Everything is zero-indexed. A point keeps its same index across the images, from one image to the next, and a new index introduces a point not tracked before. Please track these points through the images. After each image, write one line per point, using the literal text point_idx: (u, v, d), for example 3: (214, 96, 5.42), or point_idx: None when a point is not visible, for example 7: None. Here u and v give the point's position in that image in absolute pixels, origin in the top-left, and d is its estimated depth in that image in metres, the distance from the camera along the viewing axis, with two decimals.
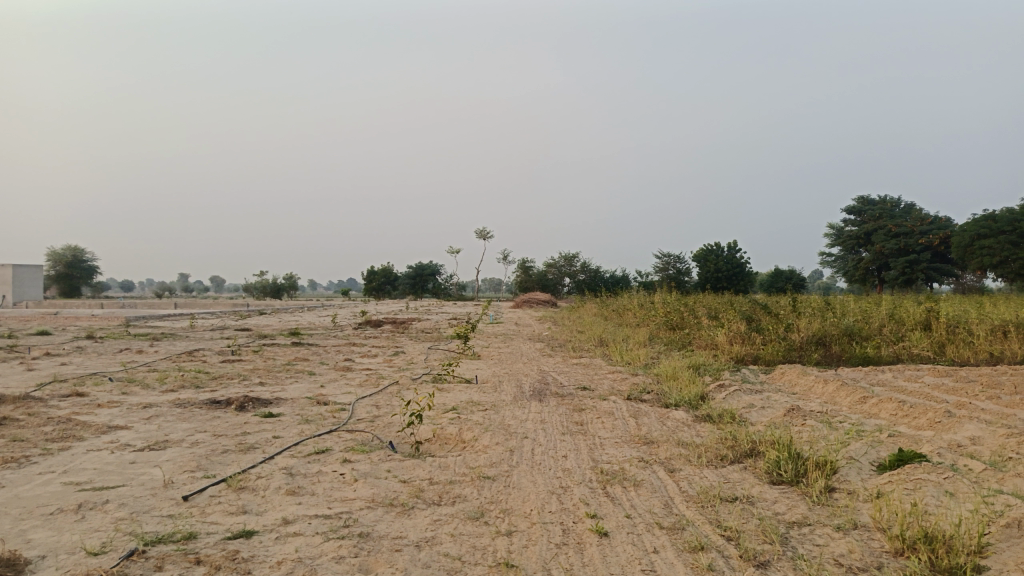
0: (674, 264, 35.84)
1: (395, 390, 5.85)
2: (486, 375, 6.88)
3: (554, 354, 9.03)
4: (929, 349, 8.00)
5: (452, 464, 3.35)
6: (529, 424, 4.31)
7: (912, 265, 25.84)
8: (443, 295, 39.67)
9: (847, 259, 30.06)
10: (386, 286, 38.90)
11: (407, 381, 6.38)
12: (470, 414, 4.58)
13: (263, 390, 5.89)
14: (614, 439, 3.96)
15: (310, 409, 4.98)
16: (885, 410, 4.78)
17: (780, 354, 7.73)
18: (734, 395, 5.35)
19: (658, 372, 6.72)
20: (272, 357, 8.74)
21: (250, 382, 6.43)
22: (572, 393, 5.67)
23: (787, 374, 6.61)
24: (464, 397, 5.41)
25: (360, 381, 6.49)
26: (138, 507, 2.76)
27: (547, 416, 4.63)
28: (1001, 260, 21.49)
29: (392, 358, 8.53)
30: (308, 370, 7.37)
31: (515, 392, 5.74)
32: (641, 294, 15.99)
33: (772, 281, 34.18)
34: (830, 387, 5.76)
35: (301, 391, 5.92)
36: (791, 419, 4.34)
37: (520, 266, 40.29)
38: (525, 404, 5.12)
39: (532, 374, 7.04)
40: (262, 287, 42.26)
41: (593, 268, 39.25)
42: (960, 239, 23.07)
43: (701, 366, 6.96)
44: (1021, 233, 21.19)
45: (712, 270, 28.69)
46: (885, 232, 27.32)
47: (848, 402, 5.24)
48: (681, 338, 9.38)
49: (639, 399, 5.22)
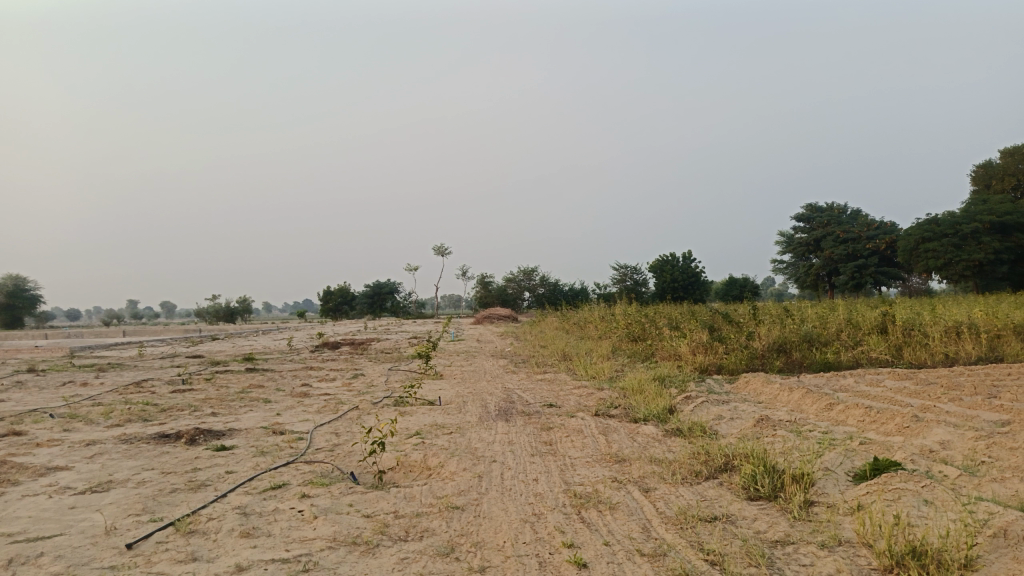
0: (632, 275, 36.10)
1: (355, 416, 5.64)
2: (449, 396, 6.71)
3: (517, 371, 8.89)
4: (887, 352, 8.09)
5: (417, 494, 3.18)
6: (496, 446, 4.16)
7: (861, 269, 26.47)
8: (402, 313, 39.23)
9: (798, 266, 30.66)
10: (343, 306, 38.30)
11: (368, 405, 6.17)
12: (435, 438, 4.41)
13: (215, 421, 5.62)
14: (585, 459, 3.84)
15: (265, 440, 4.74)
16: (853, 416, 4.76)
17: (743, 362, 7.73)
18: (702, 407, 5.28)
19: (623, 385, 6.64)
20: (225, 385, 8.41)
21: (202, 413, 6.14)
22: (538, 411, 5.54)
23: (752, 382, 6.59)
24: (427, 420, 5.23)
25: (319, 407, 6.26)
26: (76, 559, 2.52)
27: (514, 436, 4.49)
28: (946, 262, 22.14)
29: (351, 381, 8.29)
30: (263, 398, 7.09)
31: (480, 412, 5.58)
32: (601, 306, 15.98)
33: (728, 289, 34.67)
34: (796, 395, 5.74)
35: (256, 420, 5.67)
36: (762, 430, 4.28)
37: (479, 282, 40.14)
38: (491, 424, 4.97)
39: (496, 392, 6.89)
40: (215, 312, 41.20)
41: (551, 281, 39.31)
42: (906, 243, 23.72)
43: (666, 378, 6.90)
44: (963, 235, 21.89)
45: (669, 280, 28.96)
46: (834, 238, 27.95)
47: (815, 409, 5.22)
48: (644, 350, 9.34)
49: (607, 415, 5.11)
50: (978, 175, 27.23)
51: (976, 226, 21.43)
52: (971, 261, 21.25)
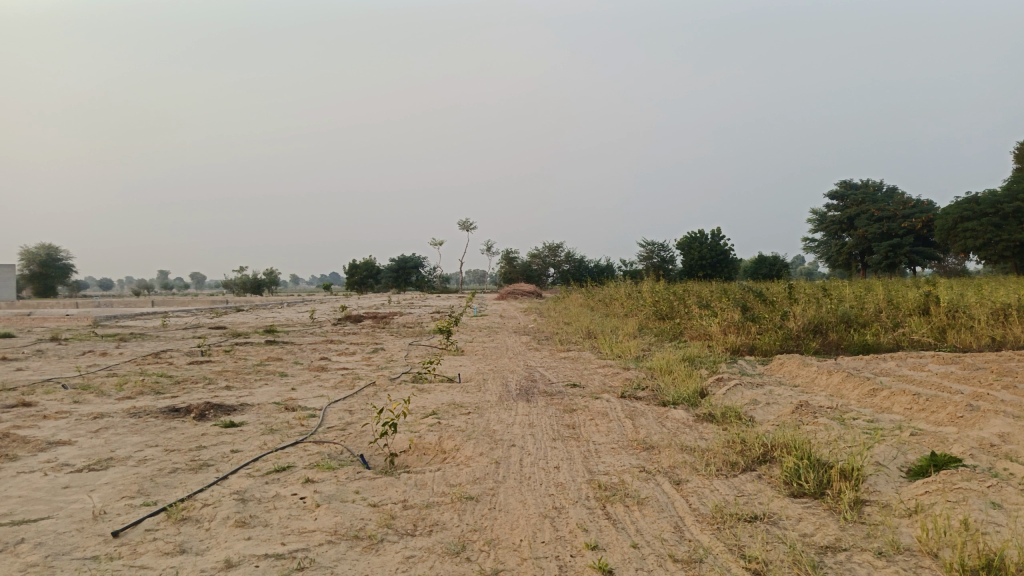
0: (658, 252, 35.58)
1: (371, 393, 5.43)
2: (469, 373, 6.46)
3: (540, 348, 8.63)
4: (929, 335, 7.68)
5: (429, 481, 2.95)
6: (516, 429, 3.91)
7: (896, 248, 25.72)
8: (426, 288, 39.11)
9: (829, 244, 29.90)
10: (368, 280, 38.30)
11: (385, 381, 5.96)
12: (452, 419, 4.18)
13: (228, 396, 5.45)
14: (610, 445, 3.57)
15: (276, 416, 4.55)
16: (899, 403, 4.43)
17: (778, 343, 7.38)
18: (735, 390, 4.98)
19: (651, 366, 6.34)
20: (244, 357, 8.27)
21: (215, 386, 5.97)
22: (561, 391, 5.28)
23: (786, 365, 6.27)
24: (445, 399, 5.00)
25: (335, 382, 6.07)
26: (58, 547, 2.33)
27: (535, 418, 4.24)
28: (984, 242, 21.40)
29: (370, 356, 8.10)
30: (279, 372, 6.92)
31: (500, 391, 5.34)
32: (627, 283, 15.62)
33: (756, 267, 34.04)
34: (835, 379, 5.41)
35: (270, 395, 5.49)
36: (802, 418, 3.97)
37: (504, 257, 39.89)
38: (512, 405, 4.72)
39: (518, 370, 6.64)
40: (242, 284, 41.43)
41: (576, 257, 38.96)
42: (943, 222, 22.94)
43: (696, 358, 6.59)
44: (1004, 214, 21.11)
45: (696, 257, 28.48)
46: (868, 216, 27.17)
47: (857, 394, 4.89)
48: (672, 328, 9.04)
49: (634, 397, 4.84)
50: (1022, 153, 26.21)
51: (1018, 205, 20.66)
52: (1012, 241, 20.51)
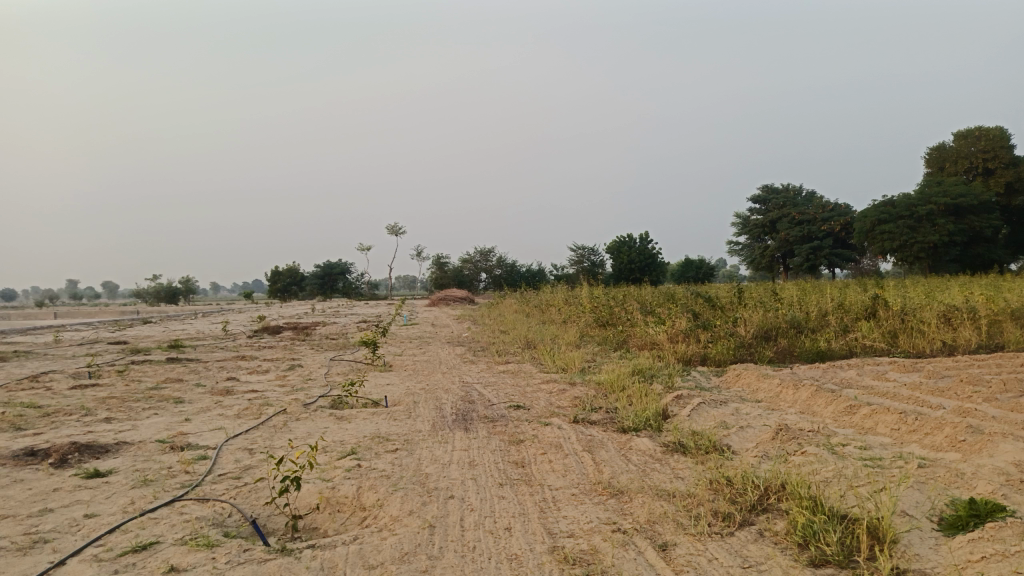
0: (589, 256, 35.40)
1: (281, 423, 4.61)
2: (397, 394, 5.70)
3: (476, 361, 7.91)
4: (881, 340, 7.34)
5: (341, 563, 2.22)
6: (455, 472, 3.22)
7: (817, 251, 26.13)
8: (353, 295, 37.76)
9: (753, 247, 30.20)
10: (292, 287, 36.70)
11: (298, 408, 5.13)
12: (375, 461, 3.44)
13: (104, 432, 4.52)
14: (570, 492, 2.91)
15: (158, 461, 3.70)
16: (884, 424, 3.92)
17: (731, 352, 6.86)
18: (700, 411, 4.41)
19: (600, 381, 5.73)
20: (138, 379, 7.25)
21: (92, 419, 5.01)
22: (503, 415, 4.59)
23: (744, 377, 5.76)
24: (369, 430, 4.25)
25: (240, 410, 5.20)
26: None
27: (477, 454, 3.55)
28: (901, 244, 21.83)
29: (285, 374, 7.20)
30: (176, 396, 5.98)
31: (433, 417, 4.60)
32: (561, 288, 15.04)
33: (683, 271, 34.26)
34: (802, 394, 4.91)
35: (158, 429, 4.60)
36: (787, 449, 3.41)
37: (434, 262, 39.01)
38: (447, 436, 4.01)
39: (452, 388, 5.92)
40: (156, 293, 39.11)
41: (507, 262, 38.43)
42: (862, 225, 23.37)
43: (647, 371, 6.02)
44: (918, 217, 21.59)
45: (626, 261, 28.36)
46: (790, 220, 27.58)
47: (832, 411, 4.39)
48: (616, 336, 8.49)
49: (588, 423, 4.20)
50: (931, 158, 27.10)
51: (931, 208, 21.19)
52: (926, 242, 20.98)
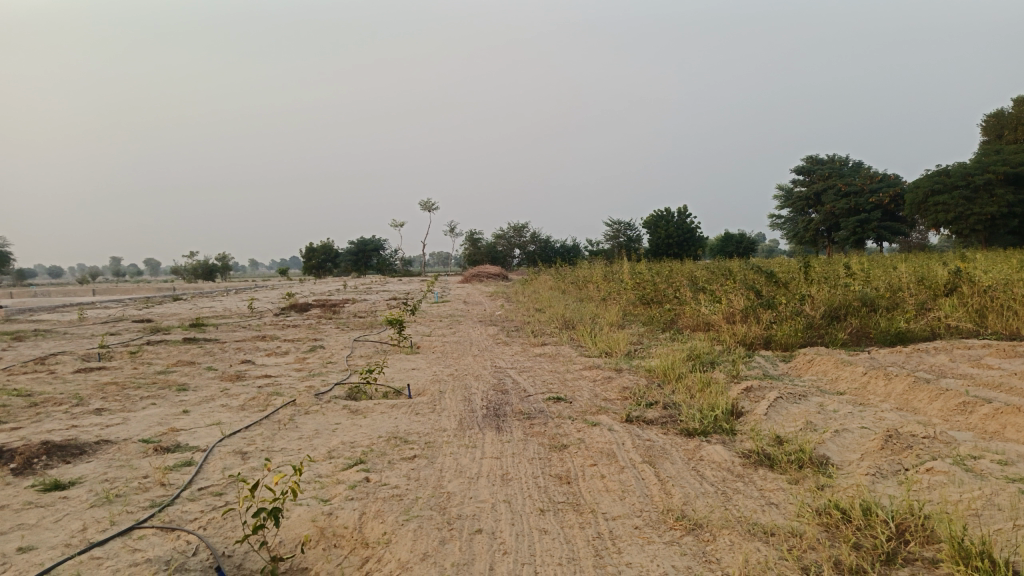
0: (625, 232, 34.40)
1: (286, 417, 4.01)
2: (423, 382, 5.08)
3: (510, 343, 7.26)
4: (968, 319, 6.47)
5: None
6: (485, 492, 2.57)
7: (863, 224, 24.83)
8: (387, 271, 37.37)
9: (796, 221, 28.97)
10: (326, 263, 36.51)
11: (309, 399, 4.52)
12: (388, 472, 2.81)
13: (89, 428, 3.96)
14: (632, 527, 2.25)
15: (134, 468, 3.11)
16: (1014, 426, 3.16)
17: (799, 334, 6.09)
18: (778, 408, 3.70)
19: (651, 368, 5.02)
20: (149, 362, 6.75)
21: (82, 411, 4.47)
22: (543, 410, 3.94)
23: (818, 364, 5.01)
24: (386, 429, 3.63)
25: (246, 400, 4.62)
26: None
27: (512, 465, 2.90)
28: (956, 216, 20.48)
29: (305, 357, 6.64)
30: (181, 383, 5.44)
31: (461, 412, 3.96)
32: (599, 264, 14.29)
33: (722, 246, 33.14)
34: (894, 385, 4.15)
35: (148, 425, 4.02)
36: (903, 464, 2.69)
37: (468, 238, 38.41)
38: (477, 438, 3.37)
39: (484, 375, 5.27)
40: (192, 270, 39.16)
41: (542, 238, 37.68)
42: (913, 196, 22.02)
43: (705, 356, 5.29)
44: (974, 187, 20.16)
45: (663, 236, 27.39)
46: (835, 191, 26.25)
47: (940, 408, 3.64)
48: (664, 316, 7.76)
49: (644, 424, 3.52)
50: (989, 125, 25.46)
51: (989, 177, 19.77)
52: (983, 214, 19.59)
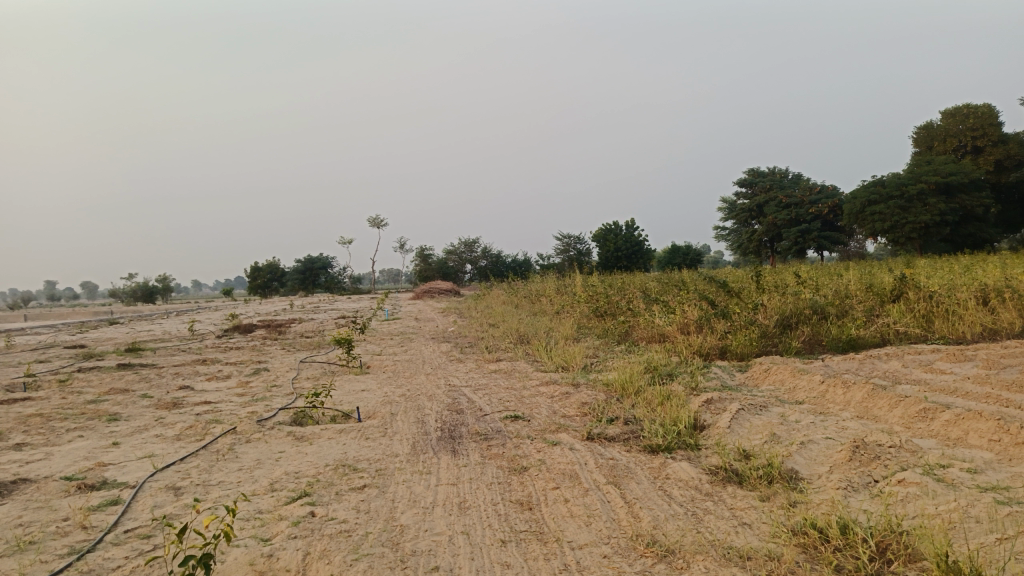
0: (575, 245, 34.54)
1: (226, 447, 3.74)
2: (373, 404, 4.85)
3: (463, 360, 7.07)
4: (915, 325, 6.56)
5: None
6: (441, 523, 2.38)
7: (805, 234, 25.45)
8: (336, 289, 36.72)
9: (741, 232, 29.53)
10: (273, 283, 35.69)
11: (251, 426, 4.26)
12: (336, 505, 2.61)
13: (6, 466, 3.63)
14: (601, 556, 2.10)
15: (53, 510, 2.82)
16: (977, 432, 3.12)
17: (754, 344, 6.07)
18: (741, 420, 3.61)
19: (609, 382, 4.90)
20: (79, 390, 6.34)
21: (0, 446, 4.11)
22: (500, 430, 3.77)
23: (775, 373, 4.96)
24: (334, 456, 3.41)
25: (183, 429, 4.33)
26: None
27: (469, 491, 2.72)
28: (892, 225, 21.12)
29: (248, 381, 6.33)
30: (112, 413, 5.09)
31: (414, 435, 3.76)
32: (550, 278, 14.21)
33: (670, 258, 33.54)
34: (853, 393, 4.11)
35: (73, 460, 3.71)
36: (873, 476, 2.61)
37: (418, 254, 38.05)
38: (432, 463, 3.18)
39: (437, 395, 5.07)
40: (132, 292, 37.79)
41: (493, 253, 37.58)
42: (852, 206, 22.66)
43: (662, 368, 5.20)
44: (908, 197, 20.83)
45: (613, 249, 27.58)
46: (777, 203, 26.85)
47: (900, 416, 3.60)
48: (618, 328, 7.68)
49: (606, 442, 3.38)
50: (919, 137, 26.43)
51: (922, 187, 20.45)
52: (917, 222, 20.24)
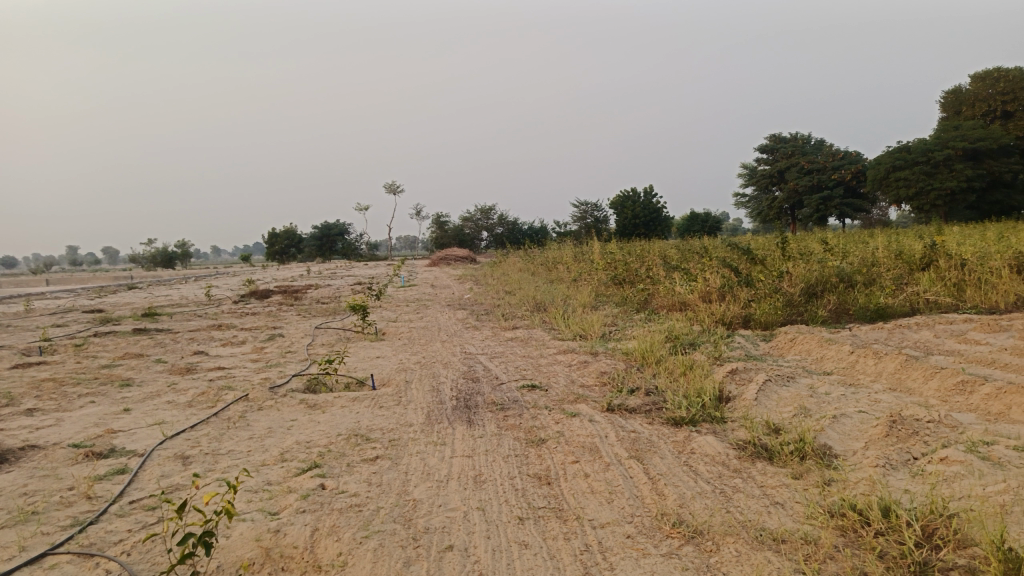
0: (592, 212, 34.17)
1: (237, 415, 3.66)
2: (387, 371, 4.76)
3: (479, 327, 6.96)
4: (946, 294, 6.34)
5: None
6: (456, 498, 2.28)
7: (827, 201, 24.95)
8: (353, 255, 36.71)
9: (762, 199, 29.04)
10: (290, 249, 35.74)
11: (263, 393, 4.18)
12: (348, 477, 2.51)
13: (15, 432, 3.58)
14: (625, 536, 1.98)
15: (58, 479, 2.75)
16: (1020, 407, 2.95)
17: (779, 312, 5.89)
18: (768, 392, 3.46)
19: (629, 351, 4.77)
20: (94, 355, 6.31)
21: (11, 412, 4.06)
22: (517, 400, 3.65)
23: (802, 343, 4.79)
24: (347, 425, 3.31)
25: (194, 396, 4.25)
26: None
27: (485, 464, 2.61)
28: (917, 192, 20.60)
29: (262, 347, 6.26)
30: (125, 378, 5.04)
31: (429, 404, 3.66)
32: (568, 245, 14.02)
33: (689, 225, 33.12)
34: (884, 364, 3.95)
35: (83, 426, 3.65)
36: (913, 453, 2.46)
37: (434, 221, 37.88)
38: (447, 433, 3.07)
39: (452, 363, 4.96)
40: (151, 258, 38.03)
41: (509, 220, 37.32)
42: (876, 172, 22.12)
43: (684, 338, 5.05)
44: (935, 163, 20.28)
45: (631, 215, 27.23)
46: (799, 169, 26.32)
47: (936, 388, 3.43)
48: (637, 296, 7.51)
49: (629, 413, 3.25)
50: (948, 101, 25.66)
51: (949, 152, 19.89)
52: (943, 189, 19.72)
